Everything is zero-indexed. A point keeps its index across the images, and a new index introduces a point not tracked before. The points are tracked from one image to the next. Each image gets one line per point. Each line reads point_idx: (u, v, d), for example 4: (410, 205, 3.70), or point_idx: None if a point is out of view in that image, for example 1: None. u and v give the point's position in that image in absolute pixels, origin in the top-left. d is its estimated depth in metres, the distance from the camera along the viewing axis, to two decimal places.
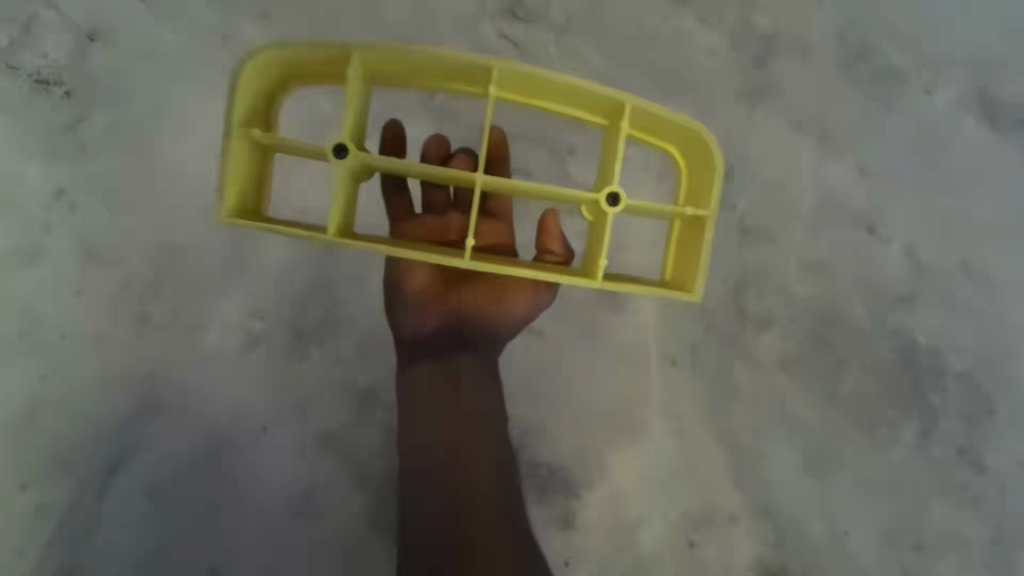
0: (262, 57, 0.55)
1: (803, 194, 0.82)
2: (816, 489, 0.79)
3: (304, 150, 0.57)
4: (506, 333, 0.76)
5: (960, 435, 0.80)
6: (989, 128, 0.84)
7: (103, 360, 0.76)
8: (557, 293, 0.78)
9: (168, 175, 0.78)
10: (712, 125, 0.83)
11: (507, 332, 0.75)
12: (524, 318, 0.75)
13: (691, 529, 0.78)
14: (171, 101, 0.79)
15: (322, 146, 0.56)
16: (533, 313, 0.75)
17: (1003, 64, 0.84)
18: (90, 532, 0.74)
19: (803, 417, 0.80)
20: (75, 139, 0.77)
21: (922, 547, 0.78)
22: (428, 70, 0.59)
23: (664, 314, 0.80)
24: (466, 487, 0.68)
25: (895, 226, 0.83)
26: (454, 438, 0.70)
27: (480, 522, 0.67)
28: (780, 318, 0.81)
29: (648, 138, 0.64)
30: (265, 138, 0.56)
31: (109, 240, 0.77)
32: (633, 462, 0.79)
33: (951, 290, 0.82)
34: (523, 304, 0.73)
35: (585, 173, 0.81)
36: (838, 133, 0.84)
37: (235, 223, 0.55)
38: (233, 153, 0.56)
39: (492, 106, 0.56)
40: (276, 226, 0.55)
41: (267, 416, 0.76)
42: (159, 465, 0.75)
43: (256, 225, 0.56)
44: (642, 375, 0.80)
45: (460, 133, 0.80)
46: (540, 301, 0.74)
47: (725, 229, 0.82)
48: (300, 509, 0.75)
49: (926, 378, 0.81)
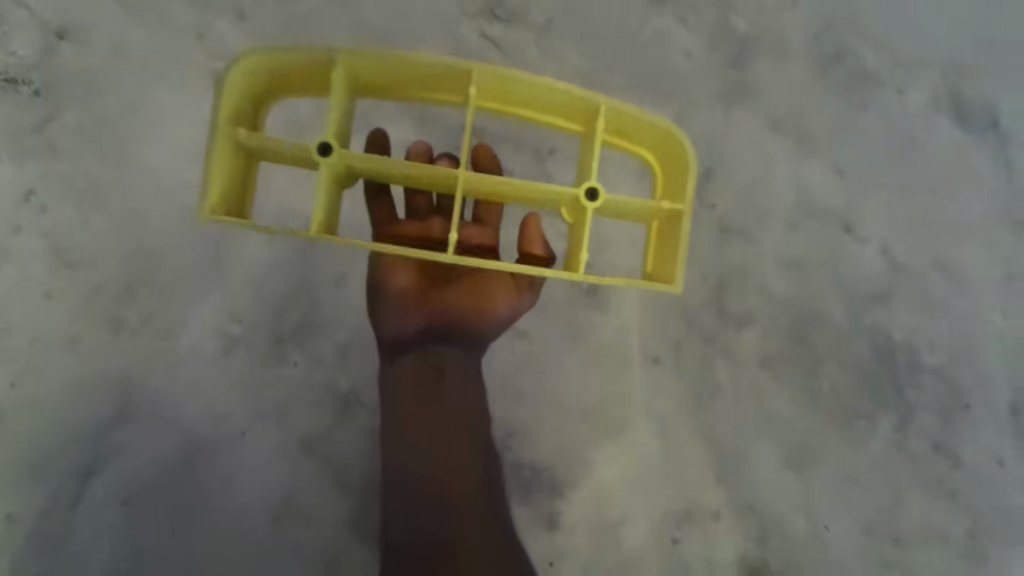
0: (248, 60, 0.55)
1: (781, 193, 0.83)
2: (796, 484, 0.80)
3: (289, 151, 0.57)
4: (490, 333, 0.76)
5: (935, 429, 0.81)
6: (960, 128, 0.85)
7: (73, 365, 0.74)
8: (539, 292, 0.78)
9: (141, 175, 0.77)
10: (692, 124, 0.83)
11: (492, 331, 0.75)
12: (508, 317, 0.75)
13: (674, 526, 0.78)
14: (144, 100, 0.77)
15: (307, 146, 0.55)
16: (516, 314, 0.75)
17: (974, 64, 0.85)
18: (62, 543, 0.72)
19: (784, 414, 0.80)
20: (45, 139, 0.75)
21: (900, 540, 0.80)
22: (412, 79, 0.60)
23: (646, 313, 0.81)
24: (449, 496, 0.68)
25: (871, 224, 0.84)
26: (439, 442, 0.70)
27: (466, 530, 0.67)
28: (759, 315, 0.82)
29: (624, 143, 0.65)
30: (250, 139, 0.56)
31: (80, 242, 0.75)
32: (617, 461, 0.79)
33: (926, 286, 0.83)
34: (507, 303, 0.74)
35: (567, 172, 0.80)
36: (816, 132, 0.85)
37: (218, 221, 0.54)
38: (218, 151, 0.55)
39: (471, 114, 0.56)
40: (260, 224, 0.54)
41: (245, 421, 0.75)
42: (134, 471, 0.73)
43: (239, 223, 0.55)
44: (624, 374, 0.80)
45: (441, 133, 0.79)
46: (523, 300, 0.74)
47: (705, 228, 0.82)
48: (281, 517, 0.74)
49: (902, 374, 0.82)
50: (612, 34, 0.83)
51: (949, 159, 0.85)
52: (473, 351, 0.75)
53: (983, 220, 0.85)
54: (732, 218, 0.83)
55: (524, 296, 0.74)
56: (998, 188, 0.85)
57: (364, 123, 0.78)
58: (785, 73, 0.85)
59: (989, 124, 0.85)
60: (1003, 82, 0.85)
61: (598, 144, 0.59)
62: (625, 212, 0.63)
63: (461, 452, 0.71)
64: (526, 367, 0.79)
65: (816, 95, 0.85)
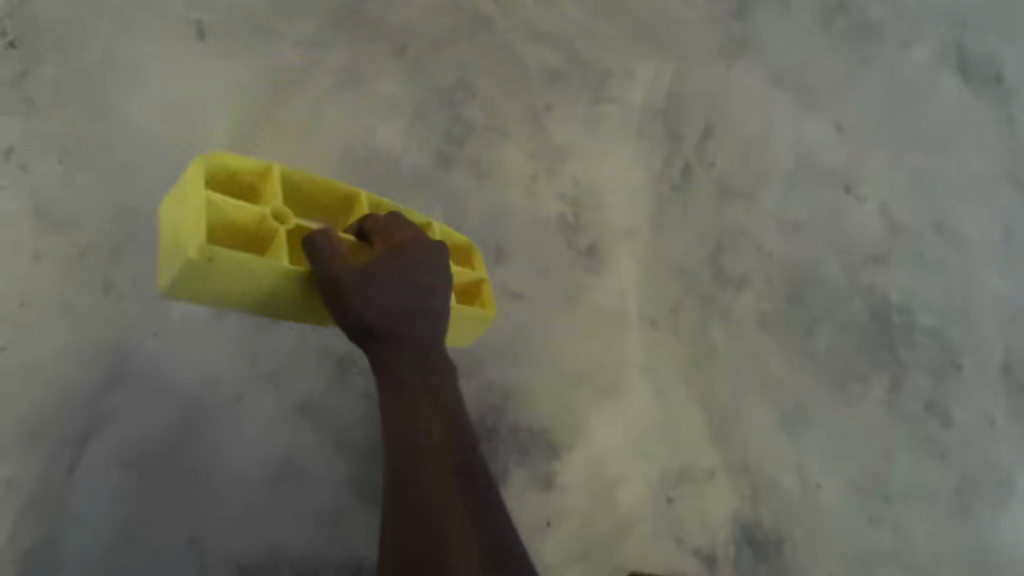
0: None
1: (783, 154, 0.87)
2: (791, 447, 0.78)
3: None
4: (370, 299, 0.51)
5: (927, 388, 0.80)
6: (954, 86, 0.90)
7: (68, 333, 0.65)
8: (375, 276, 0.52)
9: (126, 130, 0.73)
10: (690, 84, 0.91)
11: (359, 295, 0.51)
12: (375, 267, 0.52)
13: (668, 487, 0.78)
14: (132, 57, 0.75)
15: None
16: (393, 251, 0.54)
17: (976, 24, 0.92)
18: (59, 507, 0.61)
19: (778, 374, 0.80)
20: (22, 93, 0.70)
21: (889, 497, 0.77)
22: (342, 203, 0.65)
23: (641, 280, 0.86)
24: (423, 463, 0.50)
25: (868, 185, 0.86)
26: (405, 404, 0.52)
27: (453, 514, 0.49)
28: (754, 278, 0.83)
29: (245, 180, 0.61)
30: None
31: (66, 202, 0.69)
32: (616, 424, 0.79)
33: (922, 246, 0.84)
34: (360, 298, 0.51)
35: (558, 129, 0.89)
36: (816, 88, 0.89)
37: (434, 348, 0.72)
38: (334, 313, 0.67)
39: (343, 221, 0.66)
40: None
41: (242, 384, 0.71)
42: (132, 436, 0.65)
43: None
44: (625, 335, 0.83)
45: (431, 83, 0.85)
46: (335, 258, 0.51)
47: (706, 186, 0.87)
48: (281, 479, 0.69)
49: (899, 336, 0.82)
50: (611, 3, 0.92)
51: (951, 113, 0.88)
52: (416, 342, 0.53)
53: (978, 176, 0.86)
54: (729, 179, 0.87)
55: (394, 239, 0.55)
56: (999, 148, 0.88)
57: (349, 80, 0.82)
58: (772, 34, 0.92)
59: (983, 81, 0.90)
60: (1002, 39, 0.92)
61: (298, 204, 0.64)
62: (235, 225, 0.58)
63: (429, 407, 0.52)
64: (521, 331, 0.79)
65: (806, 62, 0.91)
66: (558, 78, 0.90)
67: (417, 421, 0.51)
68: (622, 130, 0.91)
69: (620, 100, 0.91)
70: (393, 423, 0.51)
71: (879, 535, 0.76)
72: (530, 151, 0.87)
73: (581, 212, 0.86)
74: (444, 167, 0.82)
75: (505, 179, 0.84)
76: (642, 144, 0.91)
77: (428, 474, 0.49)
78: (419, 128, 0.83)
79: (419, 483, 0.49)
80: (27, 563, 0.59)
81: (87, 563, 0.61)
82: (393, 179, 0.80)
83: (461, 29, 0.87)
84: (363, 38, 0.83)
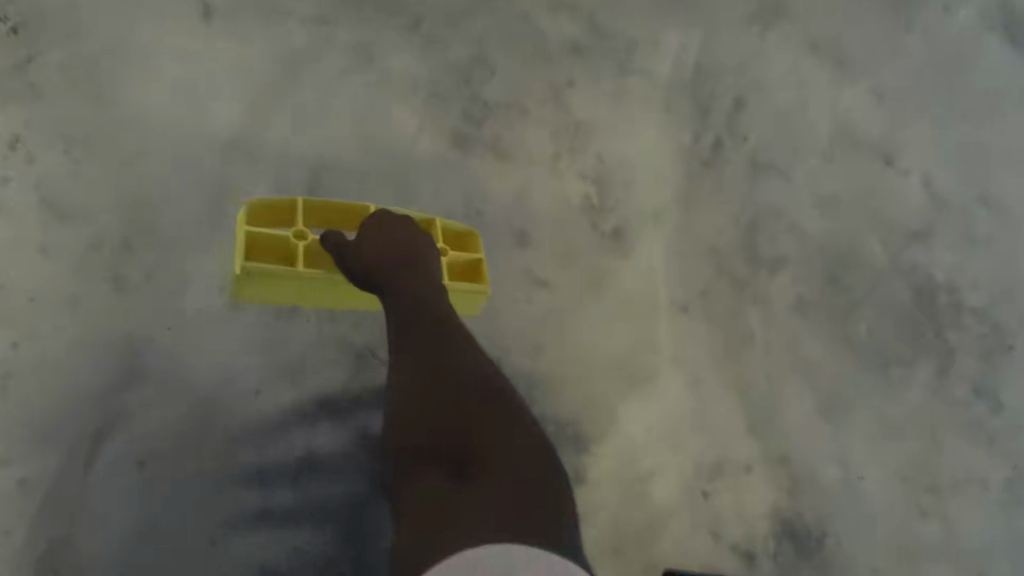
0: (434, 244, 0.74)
1: (816, 124, 0.86)
2: (832, 435, 0.74)
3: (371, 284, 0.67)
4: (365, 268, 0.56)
5: (976, 371, 0.78)
6: (993, 59, 0.92)
7: (77, 327, 0.63)
8: (368, 251, 0.56)
9: (133, 114, 0.70)
10: (721, 53, 0.88)
11: (350, 265, 0.56)
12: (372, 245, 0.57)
13: (705, 480, 0.70)
14: (140, 40, 0.73)
15: None
16: (397, 232, 0.58)
17: None
18: (74, 506, 0.58)
19: (816, 359, 0.76)
20: (25, 78, 0.69)
21: (938, 489, 0.73)
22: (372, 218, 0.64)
23: (670, 259, 0.78)
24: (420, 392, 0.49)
25: (908, 159, 0.86)
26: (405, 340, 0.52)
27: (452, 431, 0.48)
28: (793, 259, 0.80)
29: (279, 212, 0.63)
30: None
31: (72, 191, 0.67)
32: (648, 414, 0.72)
33: (968, 220, 0.84)
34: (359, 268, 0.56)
35: (581, 103, 0.83)
36: (851, 59, 0.89)
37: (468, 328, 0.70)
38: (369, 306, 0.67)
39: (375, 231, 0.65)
40: None
41: (262, 376, 0.66)
42: (149, 433, 0.62)
43: None
44: (653, 321, 0.76)
45: (448, 59, 0.81)
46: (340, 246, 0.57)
47: (739, 158, 0.83)
48: (304, 475, 0.64)
49: (944, 314, 0.80)
50: None
51: (989, 84, 0.91)
52: (400, 289, 0.54)
53: (1019, 149, 0.89)
54: (762, 153, 0.84)
55: (397, 223, 0.58)
56: None
57: (363, 56, 0.79)
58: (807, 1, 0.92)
59: None
60: None
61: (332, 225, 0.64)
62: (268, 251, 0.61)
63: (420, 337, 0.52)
64: (543, 323, 0.73)
65: (838, 29, 0.91)
66: (579, 51, 0.85)
67: (434, 373, 0.50)
68: (650, 104, 0.85)
69: (650, 73, 0.86)
70: (409, 382, 0.50)
71: (927, 528, 0.72)
72: (554, 130, 0.82)
73: (606, 190, 0.80)
74: (462, 148, 0.78)
75: (528, 155, 0.80)
76: (669, 118, 0.84)
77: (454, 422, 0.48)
78: (435, 106, 0.79)
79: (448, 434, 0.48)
80: (39, 567, 0.56)
81: (104, 565, 0.57)
82: (409, 161, 0.76)
83: (478, 5, 0.84)
84: (375, 15, 0.81)
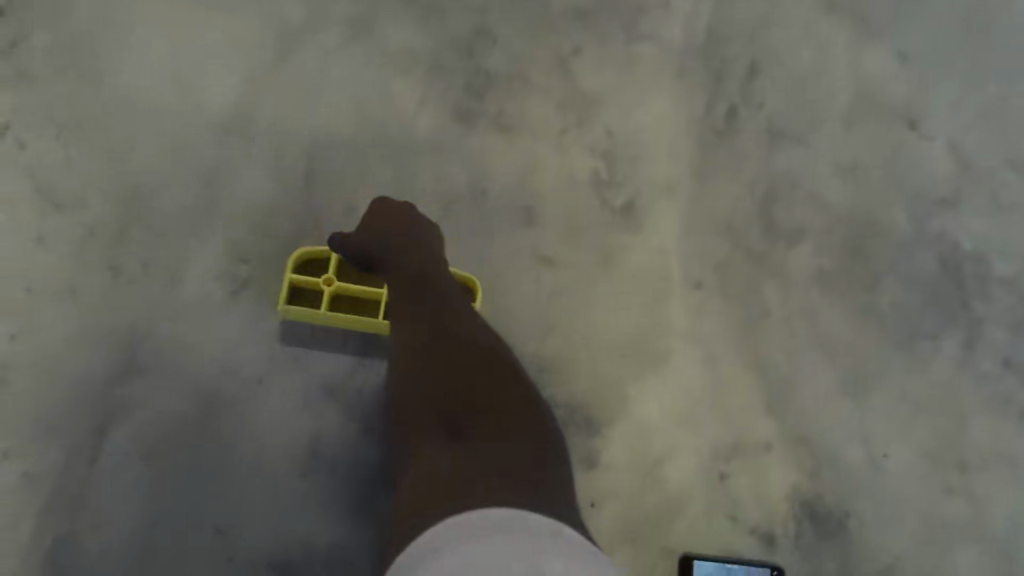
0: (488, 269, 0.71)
1: (837, 89, 0.81)
2: (855, 413, 0.71)
3: None
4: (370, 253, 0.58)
5: (1005, 344, 0.75)
6: None
7: (75, 318, 0.63)
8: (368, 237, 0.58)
9: (122, 96, 0.68)
10: (736, 13, 0.83)
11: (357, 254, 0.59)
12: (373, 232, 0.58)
13: (722, 461, 0.69)
14: (127, 19, 0.71)
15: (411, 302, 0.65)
16: (397, 218, 0.59)
17: None
18: (80, 498, 0.59)
19: (837, 335, 0.73)
20: (13, 64, 0.68)
21: (965, 465, 0.71)
22: None
23: (683, 234, 0.75)
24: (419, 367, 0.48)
25: (934, 122, 0.81)
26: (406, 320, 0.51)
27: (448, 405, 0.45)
28: (811, 231, 0.77)
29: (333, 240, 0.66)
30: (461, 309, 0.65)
31: (65, 179, 0.66)
32: (661, 396, 0.70)
33: (998, 185, 0.80)
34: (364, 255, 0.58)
35: (587, 71, 0.79)
36: (874, 16, 0.84)
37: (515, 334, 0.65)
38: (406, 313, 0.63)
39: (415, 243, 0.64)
40: None
41: (262, 366, 0.64)
42: (150, 426, 0.61)
43: None
44: (665, 301, 0.73)
45: (447, 28, 0.77)
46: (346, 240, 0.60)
47: (754, 126, 0.80)
48: (310, 466, 0.62)
49: (971, 285, 0.76)
50: None
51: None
52: (401, 269, 0.55)
53: None
54: (779, 120, 0.80)
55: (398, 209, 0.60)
56: None
57: (358, 30, 0.75)
58: None
59: None
60: None
61: None
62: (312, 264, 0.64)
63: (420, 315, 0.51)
64: (550, 304, 0.72)
65: None
66: (585, 16, 0.81)
67: (434, 348, 0.48)
68: (661, 71, 0.80)
69: (660, 38, 0.81)
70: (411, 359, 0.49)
71: (953, 506, 0.69)
72: (560, 101, 0.78)
73: (615, 165, 0.77)
74: (464, 123, 0.75)
75: (533, 128, 0.76)
76: (681, 85, 0.80)
77: (457, 390, 0.46)
78: (435, 80, 0.75)
79: (451, 402, 0.45)
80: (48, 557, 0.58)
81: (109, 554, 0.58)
82: (409, 139, 0.73)
83: None
84: None
